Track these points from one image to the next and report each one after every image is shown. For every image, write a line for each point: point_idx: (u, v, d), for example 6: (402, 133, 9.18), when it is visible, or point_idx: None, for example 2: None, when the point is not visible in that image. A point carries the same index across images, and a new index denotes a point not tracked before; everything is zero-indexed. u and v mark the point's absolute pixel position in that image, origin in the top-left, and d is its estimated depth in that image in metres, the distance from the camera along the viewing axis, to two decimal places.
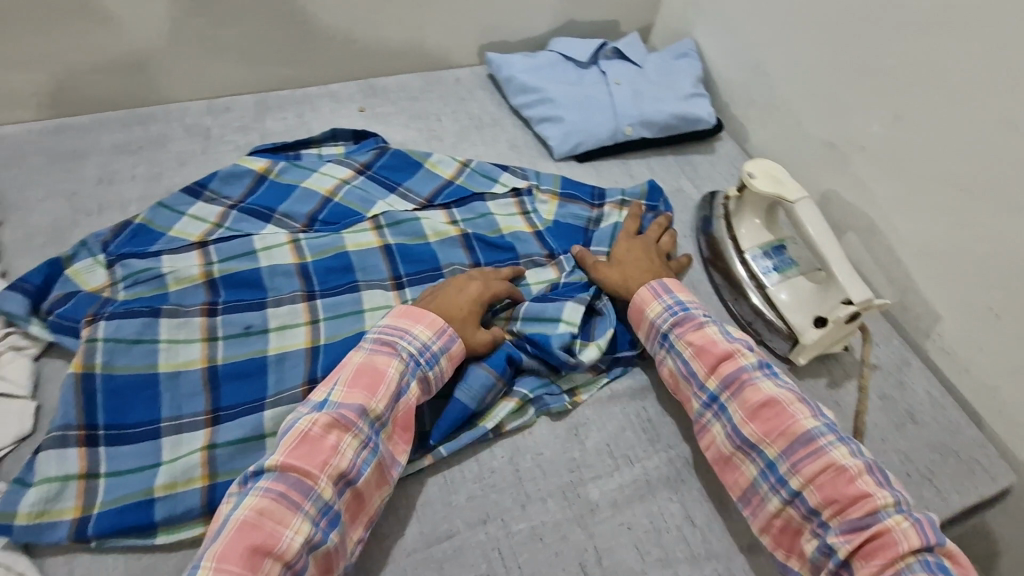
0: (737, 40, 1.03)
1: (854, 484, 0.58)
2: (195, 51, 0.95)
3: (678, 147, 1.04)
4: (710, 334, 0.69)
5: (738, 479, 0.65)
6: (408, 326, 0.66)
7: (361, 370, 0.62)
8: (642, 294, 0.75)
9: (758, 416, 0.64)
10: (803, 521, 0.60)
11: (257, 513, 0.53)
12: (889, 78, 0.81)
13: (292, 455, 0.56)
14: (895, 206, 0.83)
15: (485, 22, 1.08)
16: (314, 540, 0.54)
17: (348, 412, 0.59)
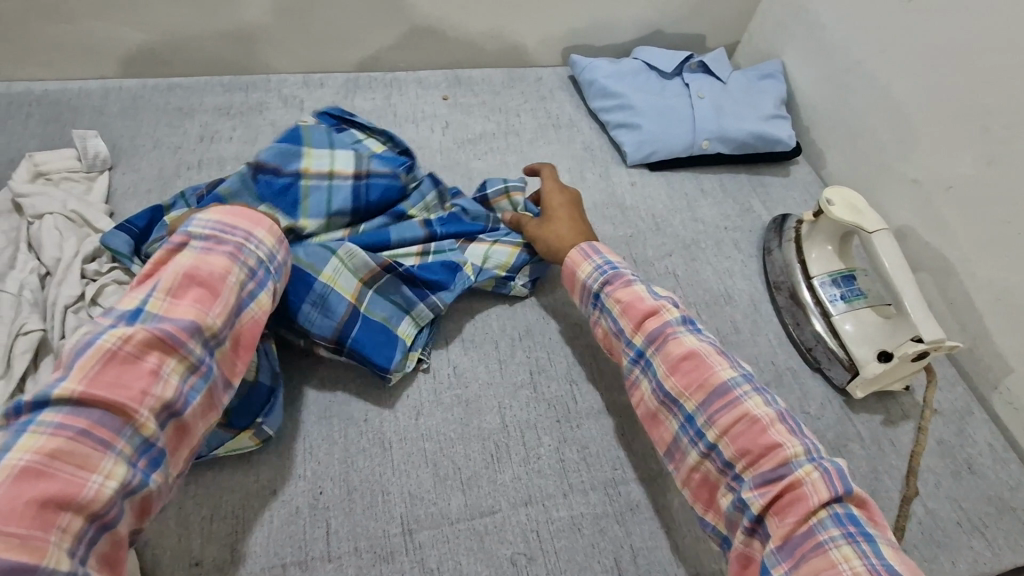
0: (827, 66, 1.02)
1: (768, 434, 0.58)
2: (301, 28, 1.01)
3: (753, 166, 1.04)
4: (633, 287, 0.70)
5: (663, 433, 0.65)
6: (245, 227, 0.60)
7: (192, 276, 0.54)
8: (572, 256, 0.75)
9: (680, 371, 0.64)
10: (720, 475, 0.60)
11: (50, 456, 0.43)
12: (989, 121, 0.79)
13: (94, 383, 0.47)
14: (977, 250, 0.81)
15: (574, 25, 1.10)
16: (131, 483, 0.47)
17: (173, 326, 0.51)
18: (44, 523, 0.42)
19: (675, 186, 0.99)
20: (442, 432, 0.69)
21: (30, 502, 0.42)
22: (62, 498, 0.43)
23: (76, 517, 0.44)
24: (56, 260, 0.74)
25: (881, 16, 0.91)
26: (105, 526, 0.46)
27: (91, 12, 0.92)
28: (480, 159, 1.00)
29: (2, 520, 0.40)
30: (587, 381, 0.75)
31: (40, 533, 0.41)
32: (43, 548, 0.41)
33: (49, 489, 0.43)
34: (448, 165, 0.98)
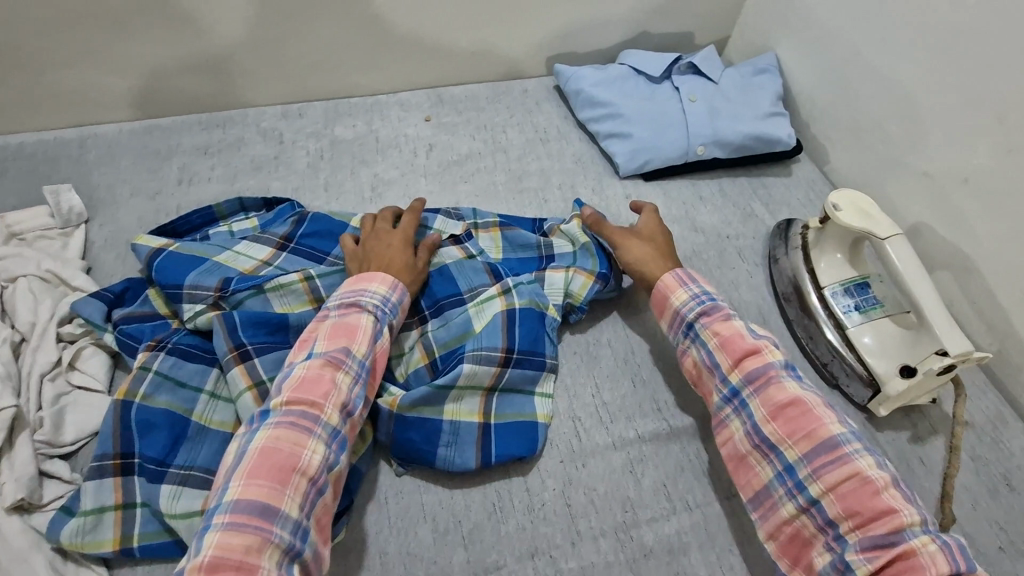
0: (825, 57, 0.97)
1: (880, 498, 0.55)
2: (275, 59, 0.98)
3: (753, 168, 0.99)
4: (743, 329, 0.66)
5: (751, 479, 0.62)
6: (364, 286, 0.67)
7: (335, 328, 0.63)
8: (666, 282, 0.72)
9: (782, 416, 0.61)
10: (817, 532, 0.58)
11: (274, 440, 0.55)
12: (1004, 108, 0.74)
13: (297, 391, 0.58)
14: (1001, 247, 0.76)
15: (556, 33, 1.06)
16: (330, 460, 0.57)
17: (336, 353, 0.61)
18: (280, 487, 0.53)
19: (673, 196, 0.94)
20: (440, 482, 0.66)
21: (274, 468, 0.53)
22: (289, 471, 0.54)
23: (303, 479, 0.54)
24: (31, 324, 0.72)
25: (881, 2, 0.86)
26: (313, 496, 0.55)
27: (57, 60, 0.89)
28: (467, 181, 0.96)
29: (262, 476, 0.53)
30: (591, 415, 0.72)
31: (277, 496, 0.53)
32: (279, 504, 0.52)
33: (281, 461, 0.54)
34: (435, 190, 0.94)
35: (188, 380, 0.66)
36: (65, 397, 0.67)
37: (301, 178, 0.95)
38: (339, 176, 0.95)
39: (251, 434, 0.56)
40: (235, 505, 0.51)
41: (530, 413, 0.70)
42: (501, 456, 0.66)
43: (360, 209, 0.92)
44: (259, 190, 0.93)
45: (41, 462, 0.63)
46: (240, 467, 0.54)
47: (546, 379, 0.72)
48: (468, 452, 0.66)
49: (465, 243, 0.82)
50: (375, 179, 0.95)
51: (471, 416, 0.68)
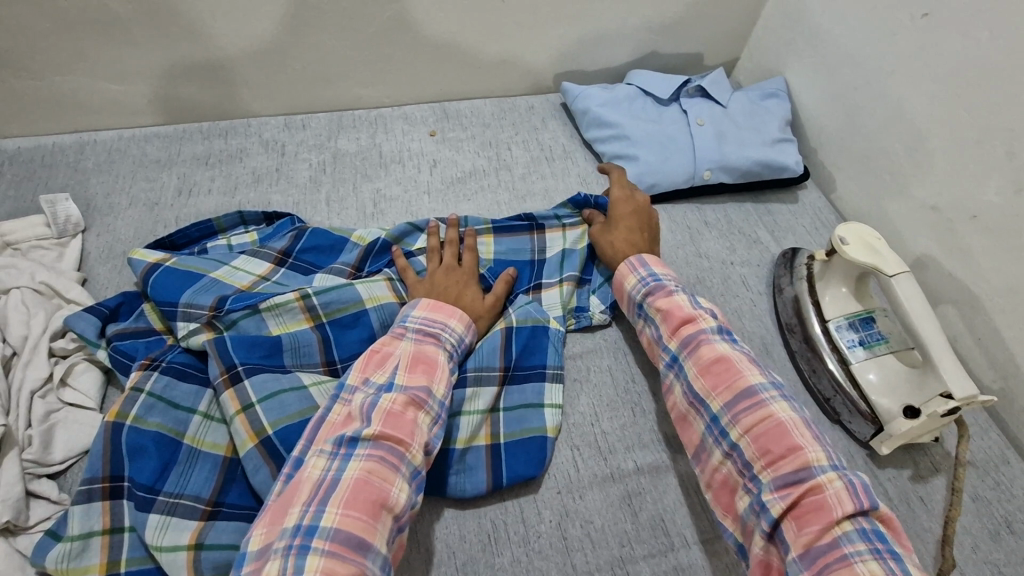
0: (834, 85, 0.96)
1: (790, 441, 0.58)
2: (279, 71, 0.97)
3: (759, 193, 0.98)
4: (683, 302, 0.70)
5: (691, 436, 0.66)
6: (442, 321, 0.68)
7: (416, 359, 0.64)
8: (620, 269, 0.77)
9: (709, 372, 0.64)
10: (738, 476, 0.60)
11: (367, 472, 0.55)
12: (1014, 146, 0.73)
13: (385, 424, 0.58)
14: (1008, 286, 0.75)
15: (565, 51, 1.05)
16: (412, 500, 0.57)
17: (419, 392, 0.61)
18: (372, 520, 0.53)
19: (678, 220, 0.94)
20: (434, 512, 0.65)
21: (368, 502, 0.53)
22: (379, 505, 0.54)
23: (389, 517, 0.55)
24: (23, 338, 0.70)
25: (893, 33, 0.85)
26: (394, 532, 0.55)
27: (58, 67, 0.88)
28: (470, 199, 0.95)
29: (356, 507, 0.53)
30: (589, 445, 0.71)
31: (370, 530, 0.53)
32: (372, 537, 0.52)
33: (374, 495, 0.54)
34: (437, 207, 0.93)
35: (180, 401, 0.65)
36: (55, 415, 0.66)
37: (302, 192, 0.94)
38: (341, 191, 0.94)
39: (342, 462, 0.56)
40: (337, 533, 0.51)
41: (539, 429, 0.70)
42: (511, 478, 0.66)
43: (361, 225, 0.91)
44: (259, 203, 0.92)
45: (28, 482, 0.62)
46: (334, 496, 0.53)
47: (552, 392, 0.73)
48: (479, 474, 0.66)
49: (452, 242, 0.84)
50: (377, 194, 0.94)
51: (478, 439, 0.68)
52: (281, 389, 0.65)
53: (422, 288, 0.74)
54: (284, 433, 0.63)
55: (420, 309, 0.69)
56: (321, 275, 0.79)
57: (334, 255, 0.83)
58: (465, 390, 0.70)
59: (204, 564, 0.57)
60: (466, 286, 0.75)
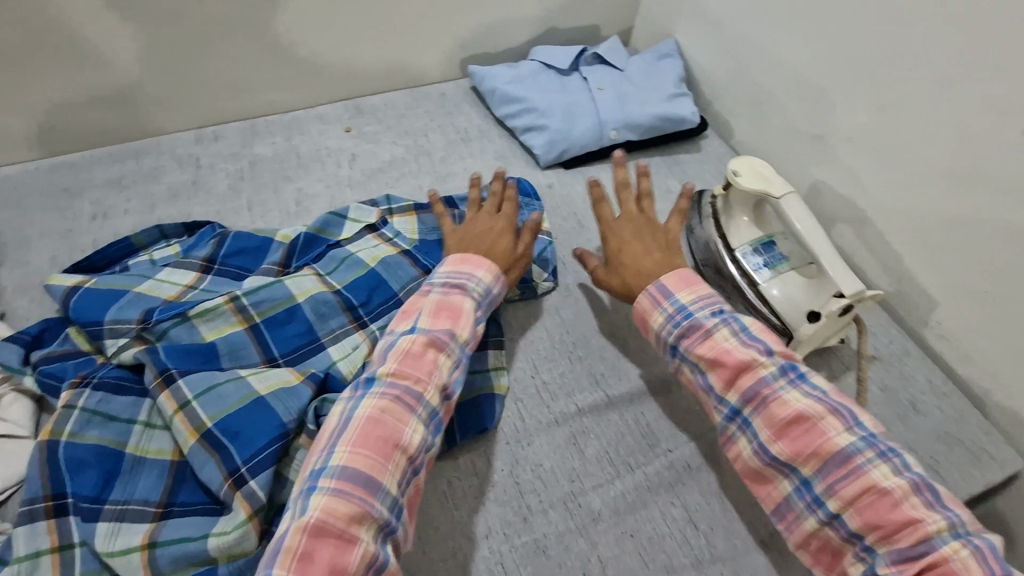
0: (719, 38, 1.03)
1: (899, 509, 0.55)
2: (183, 84, 0.96)
3: (666, 147, 1.05)
4: (756, 346, 0.64)
5: (771, 493, 0.62)
6: (467, 270, 0.71)
7: (440, 307, 0.67)
8: (642, 303, 0.71)
9: (787, 435, 0.60)
10: (843, 543, 0.58)
11: (379, 412, 0.58)
12: (874, 70, 0.81)
13: (402, 363, 0.62)
14: (885, 197, 0.83)
15: (468, 36, 1.09)
16: (427, 442, 0.60)
17: (440, 335, 0.64)
18: (383, 459, 0.56)
19: (593, 181, 0.99)
20: None
21: (377, 442, 0.57)
22: (390, 446, 0.57)
23: (402, 458, 0.57)
24: None
25: None
26: (409, 474, 0.58)
27: None
28: (393, 187, 0.97)
29: (365, 446, 0.56)
30: (532, 396, 0.75)
31: (380, 469, 0.56)
32: (381, 477, 0.55)
33: (384, 434, 0.57)
34: (360, 199, 0.95)
35: (118, 413, 0.65)
36: None
37: (222, 200, 0.94)
38: (262, 195, 0.95)
39: (358, 400, 0.60)
40: (342, 471, 0.54)
41: (484, 386, 0.73)
42: (466, 433, 0.69)
43: (286, 225, 0.92)
44: (180, 217, 0.92)
45: None
46: (344, 436, 0.57)
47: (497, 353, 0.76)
48: None
49: (382, 230, 0.87)
50: (300, 194, 0.95)
51: None
52: (218, 382, 0.66)
53: (457, 235, 0.76)
54: (226, 422, 0.63)
55: (447, 263, 0.72)
56: (253, 278, 0.79)
57: (260, 256, 0.84)
58: None
59: (159, 561, 0.57)
60: (499, 236, 0.76)
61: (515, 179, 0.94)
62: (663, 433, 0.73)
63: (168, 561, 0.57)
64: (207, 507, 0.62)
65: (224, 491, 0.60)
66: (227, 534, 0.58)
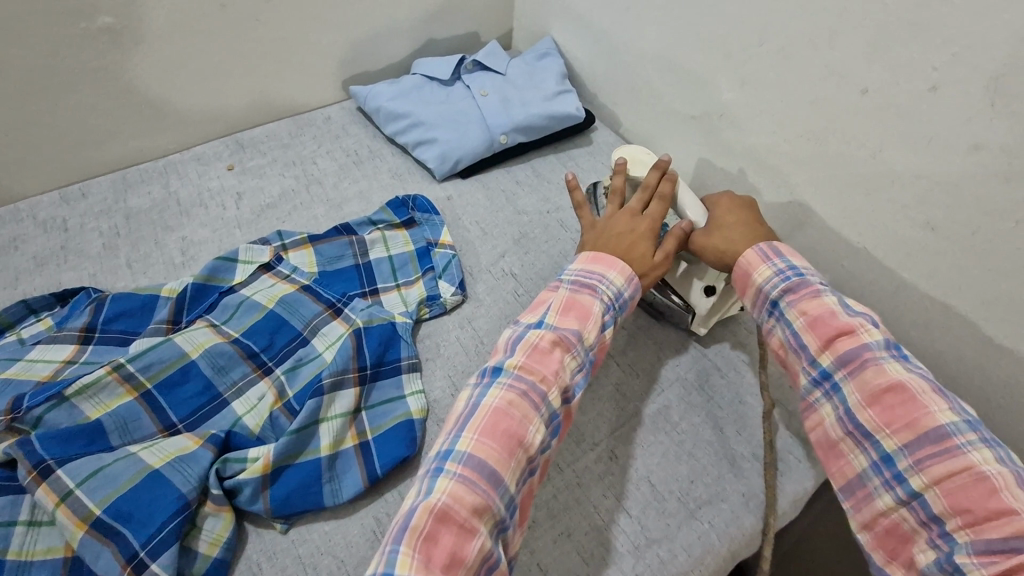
0: (591, 32, 1.06)
1: (996, 498, 0.50)
2: (31, 143, 0.88)
3: (559, 144, 1.07)
4: (838, 312, 0.60)
5: (846, 466, 0.59)
6: (603, 270, 0.66)
7: (569, 303, 0.63)
8: (746, 258, 0.66)
9: (880, 403, 0.56)
10: (918, 528, 0.54)
11: (509, 402, 0.54)
12: (728, 49, 0.85)
13: (530, 358, 0.58)
14: (760, 166, 0.88)
15: (343, 56, 1.06)
16: (543, 444, 0.57)
17: (569, 334, 0.60)
18: (506, 454, 0.53)
19: (491, 186, 0.99)
20: (316, 528, 0.64)
21: (502, 432, 0.53)
22: (514, 442, 0.53)
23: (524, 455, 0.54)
24: None
25: None
26: (524, 474, 0.55)
27: None
28: (286, 221, 0.93)
29: (490, 436, 0.53)
30: None
31: (504, 462, 0.52)
32: (504, 471, 0.52)
33: (508, 427, 0.53)
34: (252, 238, 0.91)
35: None
36: None
37: (97, 262, 0.87)
38: (142, 250, 0.88)
39: (485, 387, 0.57)
40: (469, 458, 0.51)
41: (405, 413, 0.71)
42: (386, 464, 0.67)
43: (172, 277, 0.86)
44: (50, 287, 0.84)
45: None
46: (471, 422, 0.54)
47: (411, 378, 0.75)
48: (353, 473, 0.66)
49: (277, 268, 0.83)
50: (184, 243, 0.90)
51: (345, 442, 0.68)
52: (104, 465, 0.61)
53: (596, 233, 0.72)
54: (117, 507, 0.58)
55: (579, 261, 0.67)
56: (145, 339, 0.74)
57: (147, 316, 0.78)
58: (323, 397, 0.68)
59: None
60: (638, 238, 0.70)
61: (412, 199, 0.94)
62: (587, 427, 0.75)
63: None
64: None
65: None
66: None
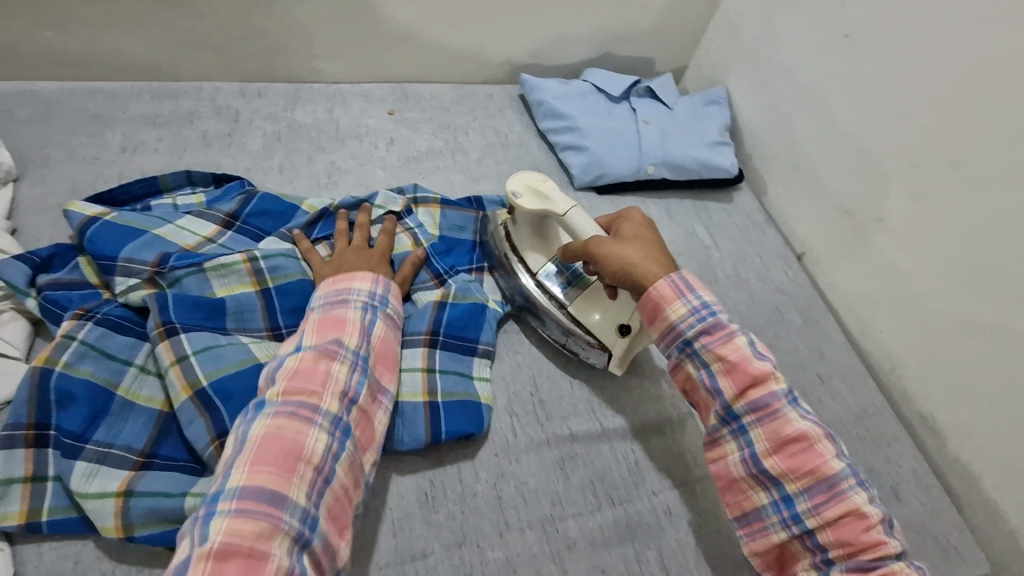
0: (769, 96, 1.04)
1: (871, 533, 0.58)
2: (235, 35, 0.95)
3: (698, 192, 1.06)
4: (756, 362, 0.63)
5: (742, 501, 0.64)
6: (346, 285, 0.67)
7: (324, 322, 0.63)
8: (661, 289, 0.65)
9: (783, 449, 0.61)
10: (803, 551, 0.61)
11: (277, 428, 0.54)
12: (915, 159, 0.82)
13: (292, 380, 0.57)
14: (904, 284, 0.84)
15: (525, 44, 1.09)
16: (334, 449, 0.55)
17: (329, 346, 0.60)
18: (285, 474, 0.52)
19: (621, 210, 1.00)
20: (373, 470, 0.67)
21: (274, 456, 0.52)
22: (292, 458, 0.53)
23: (308, 467, 0.53)
24: None
25: (821, 52, 0.93)
26: (319, 484, 0.54)
27: None
28: (425, 178, 0.97)
29: (267, 463, 0.52)
30: (528, 412, 0.75)
31: (284, 483, 0.52)
32: (287, 490, 0.51)
33: (284, 449, 0.53)
34: (392, 183, 0.95)
35: (115, 352, 0.64)
36: None
37: (253, 158, 0.93)
38: (294, 161, 0.94)
39: (252, 421, 0.55)
40: (242, 491, 0.50)
41: (474, 394, 0.73)
42: (451, 432, 0.68)
43: (313, 195, 0.91)
44: (208, 166, 0.91)
45: None
46: (242, 455, 0.52)
47: (483, 364, 0.76)
48: (418, 428, 0.68)
49: (406, 219, 0.87)
50: (331, 167, 0.95)
51: (416, 397, 0.71)
52: (220, 343, 0.66)
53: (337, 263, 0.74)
54: (222, 384, 0.63)
55: (323, 285, 0.68)
56: (270, 241, 0.78)
57: (283, 221, 0.83)
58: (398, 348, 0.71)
59: (131, 511, 0.56)
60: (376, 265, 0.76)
61: None
62: (649, 474, 0.73)
63: (140, 512, 0.56)
64: (189, 465, 0.61)
65: (209, 452, 0.60)
66: (205, 494, 0.58)
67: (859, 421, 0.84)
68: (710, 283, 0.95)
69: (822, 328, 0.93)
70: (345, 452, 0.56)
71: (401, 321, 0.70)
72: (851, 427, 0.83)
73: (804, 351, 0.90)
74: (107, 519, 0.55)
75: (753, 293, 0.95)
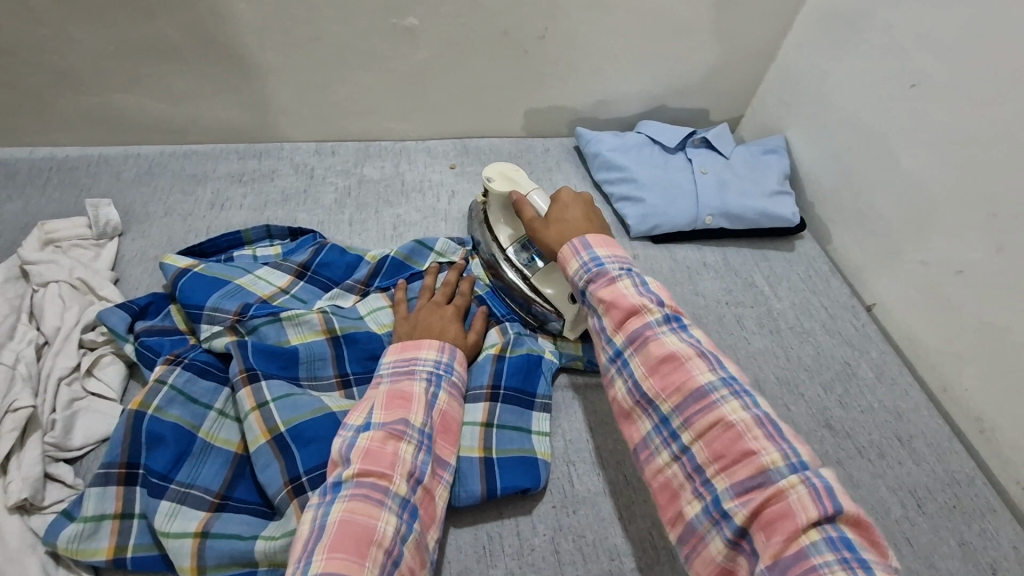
0: (832, 145, 1.03)
1: (741, 441, 0.53)
2: (313, 102, 1.03)
3: (758, 241, 1.05)
4: (605, 264, 0.66)
5: (635, 433, 0.61)
6: (413, 354, 0.70)
7: (392, 396, 0.65)
8: (563, 251, 0.70)
9: (657, 371, 0.59)
10: (686, 482, 0.56)
11: (352, 512, 0.55)
12: (995, 209, 0.78)
13: (365, 463, 0.58)
14: (990, 340, 0.79)
15: (582, 102, 1.13)
16: (402, 531, 0.56)
17: (396, 425, 0.62)
18: (360, 558, 0.53)
19: (678, 260, 1.00)
20: None
21: (353, 540, 0.53)
22: (365, 542, 0.54)
23: (380, 550, 0.54)
24: (56, 329, 0.75)
25: (885, 102, 0.92)
26: (388, 567, 0.54)
27: (115, 86, 0.95)
28: None
29: (342, 548, 0.53)
30: (584, 461, 0.74)
31: (359, 568, 0.52)
32: (361, 574, 0.52)
33: (357, 533, 0.54)
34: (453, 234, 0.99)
35: (198, 396, 0.69)
36: (78, 403, 0.70)
37: (327, 212, 0.99)
38: (364, 214, 1.00)
39: (326, 506, 0.56)
40: None
41: (530, 450, 0.72)
42: (506, 488, 0.68)
43: (379, 246, 0.96)
44: (286, 220, 0.98)
45: (48, 465, 0.65)
46: (318, 544, 0.53)
47: (541, 418, 0.76)
48: (474, 483, 0.68)
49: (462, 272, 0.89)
50: (397, 220, 1.00)
51: (473, 450, 0.71)
52: (295, 392, 0.69)
53: (405, 324, 0.76)
54: (297, 429, 0.66)
55: (390, 353, 0.71)
56: (336, 293, 0.83)
57: (349, 272, 0.87)
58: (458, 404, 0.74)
59: (207, 553, 0.58)
60: (435, 320, 0.76)
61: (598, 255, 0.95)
62: None
63: (214, 554, 0.58)
64: (259, 508, 0.64)
65: (282, 496, 0.62)
66: (276, 538, 0.59)
67: (945, 488, 0.78)
68: (773, 335, 0.92)
69: (898, 385, 0.88)
70: (412, 534, 0.57)
71: (463, 388, 0.72)
72: (936, 494, 0.77)
73: (877, 407, 0.85)
74: (184, 559, 0.58)
75: (820, 345, 0.92)
